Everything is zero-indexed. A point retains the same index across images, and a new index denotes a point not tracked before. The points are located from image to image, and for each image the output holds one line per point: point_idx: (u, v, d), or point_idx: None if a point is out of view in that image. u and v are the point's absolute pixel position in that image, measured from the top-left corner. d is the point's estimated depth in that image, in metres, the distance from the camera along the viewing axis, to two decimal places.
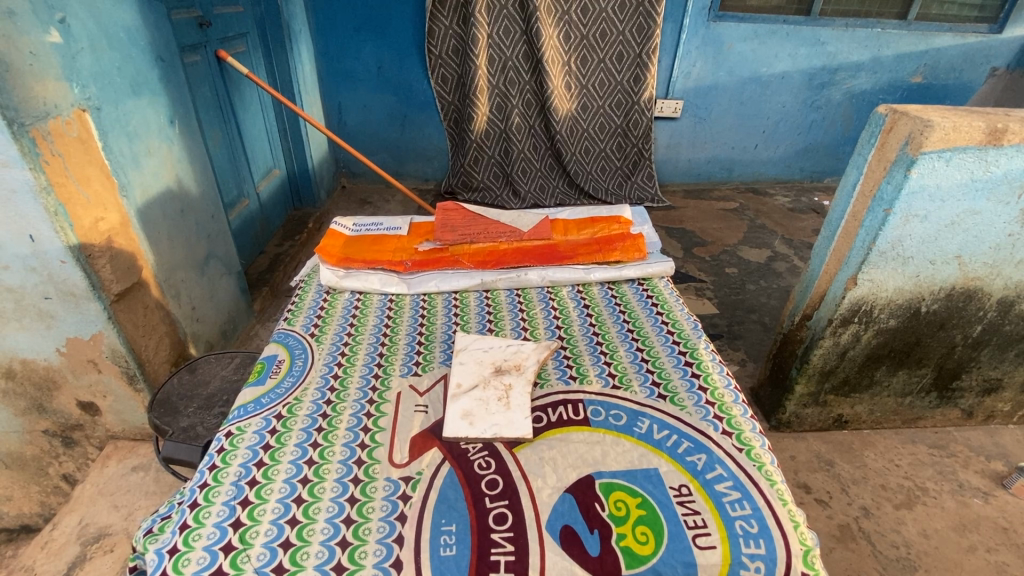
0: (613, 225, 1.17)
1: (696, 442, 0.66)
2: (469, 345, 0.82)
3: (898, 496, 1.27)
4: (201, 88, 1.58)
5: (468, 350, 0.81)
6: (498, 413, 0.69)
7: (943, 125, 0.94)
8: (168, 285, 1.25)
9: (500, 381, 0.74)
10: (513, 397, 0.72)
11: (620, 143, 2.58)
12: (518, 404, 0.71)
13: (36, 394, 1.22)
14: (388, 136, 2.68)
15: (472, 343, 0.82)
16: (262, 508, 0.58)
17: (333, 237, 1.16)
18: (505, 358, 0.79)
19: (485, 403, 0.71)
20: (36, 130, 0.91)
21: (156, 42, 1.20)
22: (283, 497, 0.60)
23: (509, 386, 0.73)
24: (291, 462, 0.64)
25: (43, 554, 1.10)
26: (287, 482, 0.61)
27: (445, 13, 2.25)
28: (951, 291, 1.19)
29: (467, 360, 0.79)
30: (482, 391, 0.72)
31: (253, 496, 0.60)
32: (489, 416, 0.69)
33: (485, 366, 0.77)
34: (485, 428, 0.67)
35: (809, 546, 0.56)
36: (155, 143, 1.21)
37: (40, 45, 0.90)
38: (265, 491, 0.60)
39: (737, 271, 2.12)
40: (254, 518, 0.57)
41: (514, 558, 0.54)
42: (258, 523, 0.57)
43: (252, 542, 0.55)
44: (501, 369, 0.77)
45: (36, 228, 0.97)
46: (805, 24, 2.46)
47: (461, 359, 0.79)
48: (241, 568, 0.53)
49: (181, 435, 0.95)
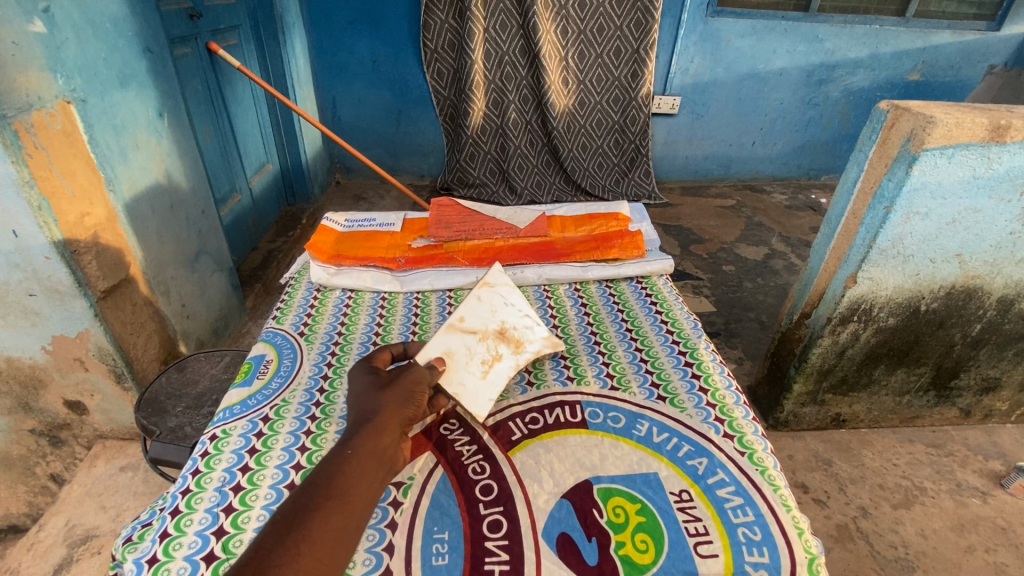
0: (612, 221, 1.15)
1: (696, 445, 0.65)
2: (497, 284, 0.76)
3: (896, 495, 1.26)
4: (191, 80, 1.55)
5: (492, 289, 0.75)
6: (471, 377, 0.68)
7: (946, 121, 0.93)
8: (157, 282, 1.23)
9: (494, 345, 0.72)
10: (494, 370, 0.70)
11: (618, 139, 2.56)
12: (494, 380, 0.70)
13: (22, 392, 1.20)
14: (383, 131, 2.65)
15: (501, 284, 0.76)
16: (246, 516, 0.57)
17: (324, 233, 1.13)
18: (516, 325, 0.75)
19: (469, 357, 0.70)
20: (18, 122, 0.88)
21: (144, 33, 1.17)
22: (269, 504, 0.58)
23: (499, 356, 0.72)
24: (276, 467, 0.62)
25: (29, 556, 1.07)
26: (273, 487, 0.60)
27: (441, 7, 2.22)
28: (951, 289, 1.17)
29: (484, 300, 0.74)
30: (475, 344, 0.71)
31: (237, 503, 0.58)
32: (461, 372, 0.68)
33: (495, 320, 0.74)
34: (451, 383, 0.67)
35: (814, 554, 0.54)
36: (143, 136, 1.18)
37: (23, 34, 0.87)
38: (249, 498, 0.58)
39: (734, 269, 2.11)
40: (238, 526, 0.56)
41: (509, 567, 0.52)
42: (243, 531, 0.55)
43: (236, 551, 0.53)
44: (503, 333, 0.74)
45: (19, 223, 0.95)
46: (803, 20, 2.45)
47: (479, 294, 0.74)
48: None
49: (169, 435, 0.93)
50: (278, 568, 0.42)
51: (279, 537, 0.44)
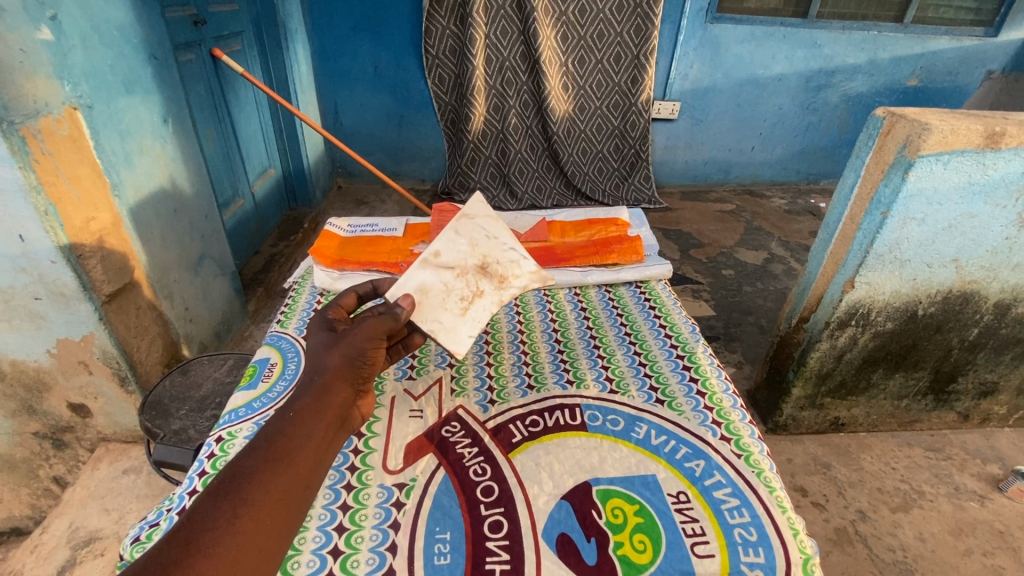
0: (611, 227, 1.16)
1: (694, 447, 0.66)
2: (477, 219, 0.80)
3: (894, 499, 1.26)
4: (196, 86, 1.57)
5: (473, 223, 0.79)
6: (448, 313, 0.71)
7: (941, 128, 0.94)
8: (161, 286, 1.24)
9: (475, 281, 0.75)
10: (474, 307, 0.73)
11: (618, 144, 2.58)
12: (473, 315, 0.72)
13: (26, 395, 1.21)
14: (384, 136, 2.66)
15: (481, 219, 0.80)
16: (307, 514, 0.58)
17: (328, 238, 1.14)
18: (498, 260, 0.78)
19: (446, 293, 0.73)
20: (26, 128, 0.89)
21: (150, 40, 1.18)
22: (328, 503, 0.59)
23: (479, 292, 0.74)
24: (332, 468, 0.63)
25: (32, 557, 1.08)
26: (330, 488, 0.61)
27: (442, 13, 2.24)
28: (948, 294, 1.18)
29: (463, 234, 0.78)
30: (452, 280, 0.74)
31: None
32: (438, 308, 0.71)
33: (474, 255, 0.77)
34: (427, 319, 0.70)
35: (808, 554, 0.55)
36: (148, 141, 1.19)
37: (31, 42, 0.89)
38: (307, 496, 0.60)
39: (734, 273, 2.12)
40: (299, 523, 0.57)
41: (510, 566, 0.53)
42: (305, 529, 0.57)
43: (300, 548, 0.55)
44: (485, 269, 0.76)
45: (26, 228, 0.96)
46: (802, 26, 2.47)
47: (457, 229, 0.78)
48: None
49: (173, 438, 0.94)
50: (213, 534, 0.43)
51: (216, 504, 0.45)
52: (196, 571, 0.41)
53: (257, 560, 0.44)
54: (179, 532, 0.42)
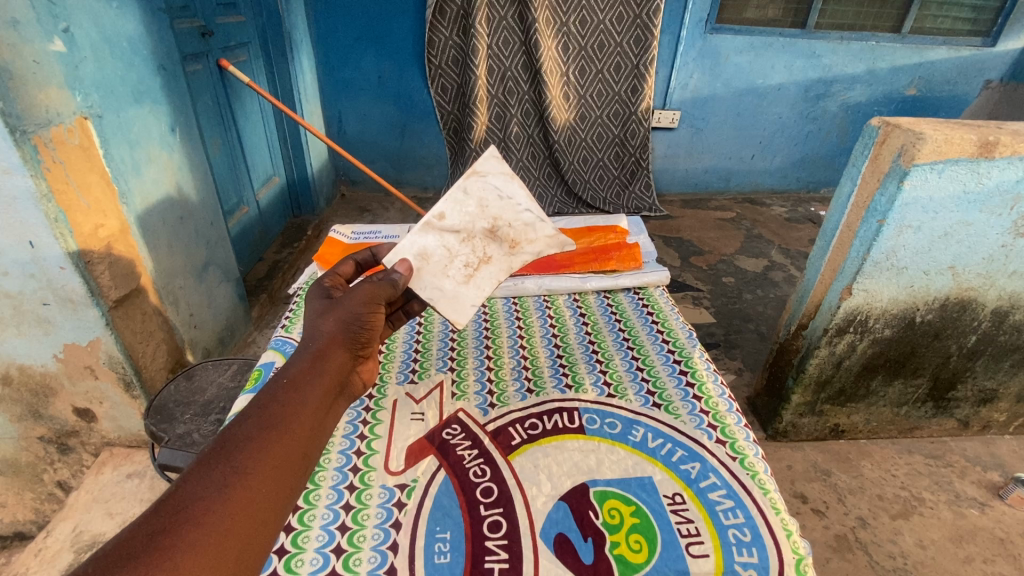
0: (610, 234, 1.17)
1: (689, 450, 0.67)
2: (489, 177, 0.81)
3: (894, 506, 1.26)
4: (202, 96, 1.60)
5: (484, 181, 0.80)
6: (450, 280, 0.76)
7: (936, 138, 0.95)
8: (166, 292, 1.26)
9: (482, 246, 0.79)
10: (478, 274, 0.78)
11: (619, 152, 2.60)
12: (476, 282, 0.77)
13: (32, 400, 1.22)
14: (387, 144, 2.69)
15: (493, 177, 0.81)
16: (311, 513, 0.59)
17: (331, 244, 1.16)
18: (508, 223, 0.80)
19: (449, 261, 0.77)
20: (37, 137, 0.91)
21: (159, 51, 1.21)
22: (331, 504, 0.60)
23: (485, 259, 0.78)
24: (336, 470, 0.65)
25: (36, 561, 1.09)
26: (334, 488, 0.62)
27: (445, 24, 2.27)
28: (945, 301, 1.19)
29: (473, 195, 0.80)
30: (457, 246, 0.78)
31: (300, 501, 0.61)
32: (439, 275, 0.76)
33: (484, 218, 0.79)
34: (426, 287, 0.75)
35: (802, 554, 0.56)
36: (156, 150, 1.22)
37: (43, 54, 0.91)
38: (313, 497, 0.61)
39: (733, 280, 2.13)
40: (304, 523, 0.58)
41: (509, 565, 0.54)
42: (309, 528, 0.58)
43: (304, 546, 0.56)
44: (494, 233, 0.79)
45: (35, 234, 0.98)
46: (800, 37, 2.49)
47: (466, 189, 0.80)
48: (295, 573, 0.53)
49: (177, 441, 0.95)
50: (205, 502, 0.42)
51: (208, 472, 0.44)
52: (189, 536, 0.39)
53: (255, 527, 0.43)
54: (167, 501, 0.41)
